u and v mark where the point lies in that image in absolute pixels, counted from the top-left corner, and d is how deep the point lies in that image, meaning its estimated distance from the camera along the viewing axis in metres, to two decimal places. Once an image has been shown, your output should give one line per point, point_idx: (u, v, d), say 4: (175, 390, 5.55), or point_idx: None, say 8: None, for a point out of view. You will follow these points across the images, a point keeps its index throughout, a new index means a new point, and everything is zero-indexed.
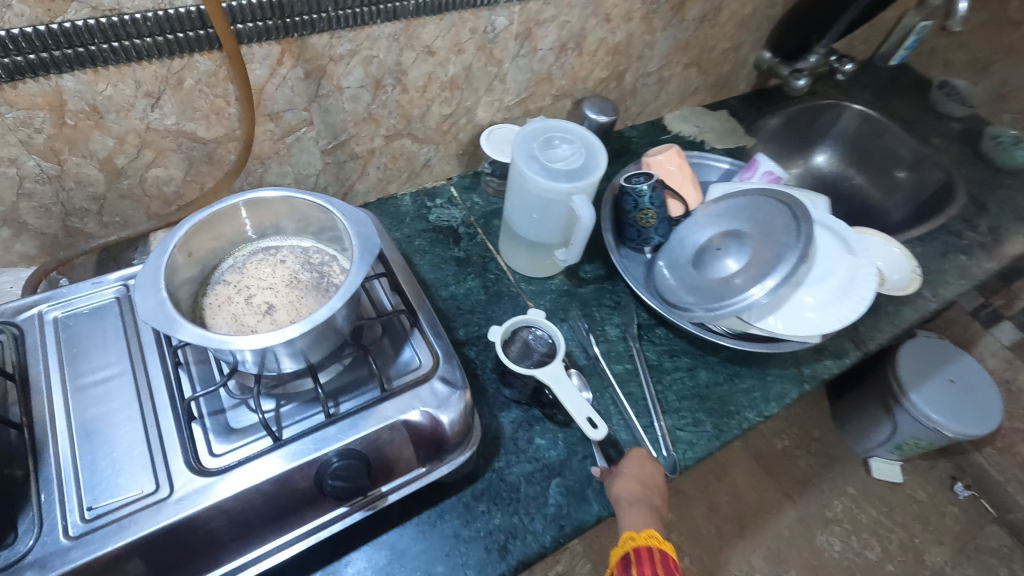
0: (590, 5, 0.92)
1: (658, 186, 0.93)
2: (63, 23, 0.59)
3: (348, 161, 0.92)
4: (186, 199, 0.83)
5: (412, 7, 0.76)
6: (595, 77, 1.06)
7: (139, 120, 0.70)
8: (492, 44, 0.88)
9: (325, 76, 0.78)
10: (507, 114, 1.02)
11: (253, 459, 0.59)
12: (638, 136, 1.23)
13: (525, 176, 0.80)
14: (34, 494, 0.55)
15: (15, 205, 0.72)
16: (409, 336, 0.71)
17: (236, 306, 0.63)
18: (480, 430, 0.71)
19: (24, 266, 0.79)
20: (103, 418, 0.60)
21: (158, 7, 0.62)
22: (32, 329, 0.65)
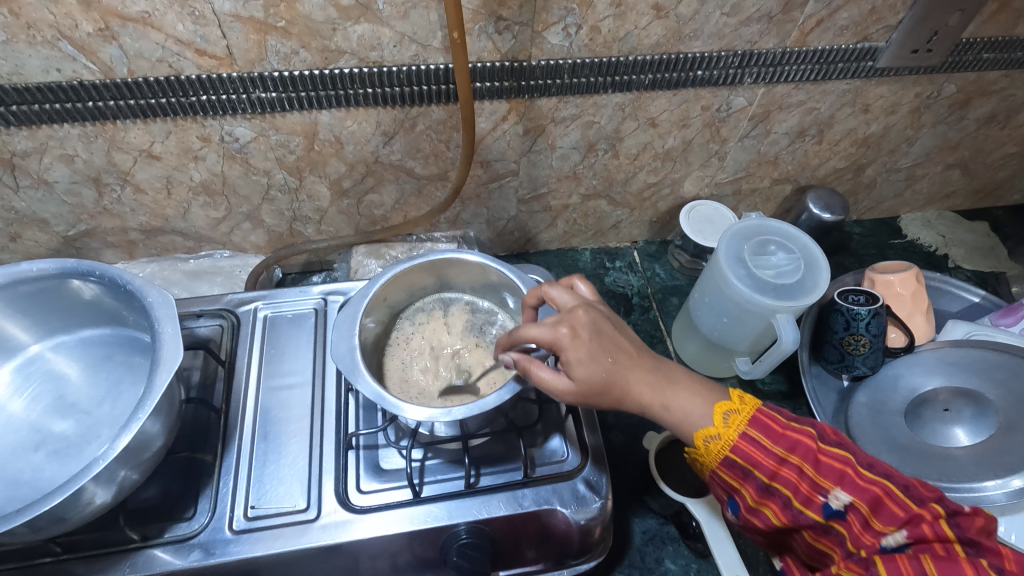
0: (849, 93, 0.80)
1: (882, 313, 0.79)
2: (333, 70, 0.65)
3: (541, 212, 0.91)
4: (391, 222, 0.88)
5: (649, 81, 0.73)
6: (829, 166, 0.93)
7: (371, 153, 0.76)
8: (721, 122, 0.81)
9: (543, 134, 0.78)
10: (715, 190, 0.94)
11: (392, 508, 0.60)
12: (860, 233, 1.07)
13: (726, 279, 0.73)
14: (215, 478, 0.62)
15: (259, 206, 0.81)
16: (562, 422, 0.68)
17: (410, 356, 0.65)
18: (611, 539, 0.67)
19: (254, 253, 0.89)
20: (280, 423, 0.66)
21: (415, 61, 0.66)
22: (246, 321, 0.74)
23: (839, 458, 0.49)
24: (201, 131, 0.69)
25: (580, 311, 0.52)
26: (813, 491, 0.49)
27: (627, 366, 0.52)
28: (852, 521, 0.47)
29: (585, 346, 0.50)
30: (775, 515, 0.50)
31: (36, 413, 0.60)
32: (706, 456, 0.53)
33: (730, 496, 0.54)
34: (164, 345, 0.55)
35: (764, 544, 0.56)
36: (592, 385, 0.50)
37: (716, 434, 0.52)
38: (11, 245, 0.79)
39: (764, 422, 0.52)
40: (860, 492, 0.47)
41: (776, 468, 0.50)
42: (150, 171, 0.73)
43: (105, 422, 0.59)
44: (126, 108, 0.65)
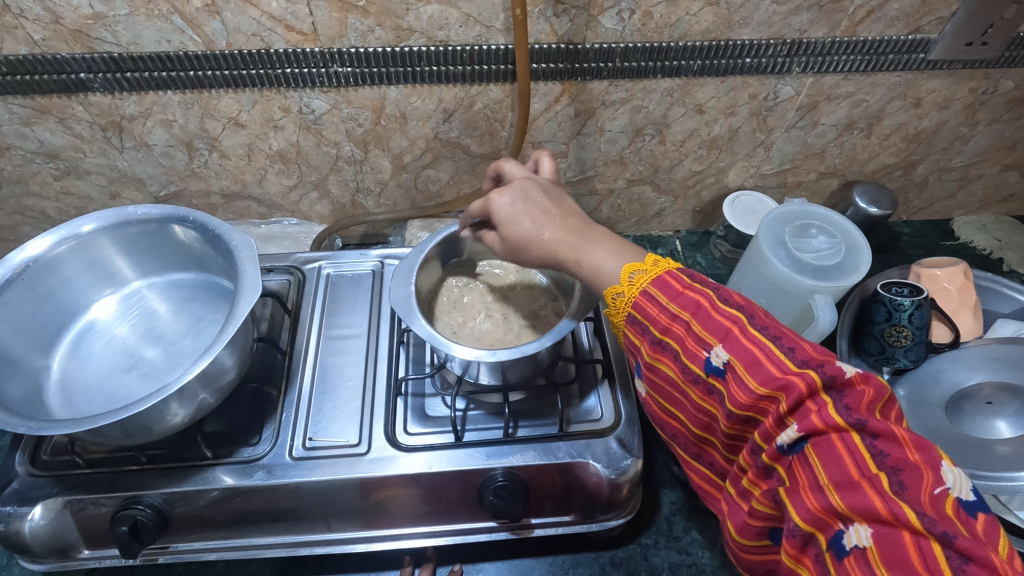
0: (899, 86, 0.81)
1: (926, 305, 0.78)
2: (404, 48, 0.71)
3: (586, 195, 0.95)
4: (445, 199, 0.93)
5: (698, 67, 0.76)
6: (879, 162, 0.93)
7: (432, 129, 0.82)
8: (768, 112, 0.83)
9: (592, 117, 0.82)
10: (760, 182, 0.95)
11: (436, 449, 0.65)
12: (910, 233, 1.06)
13: (765, 260, 0.75)
14: (279, 411, 0.68)
15: (327, 177, 0.88)
16: (598, 386, 0.72)
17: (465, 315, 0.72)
18: (639, 499, 0.69)
19: (318, 223, 0.96)
20: (338, 368, 0.72)
21: (477, 42, 0.72)
22: (311, 277, 0.81)
23: (730, 317, 0.47)
24: (282, 102, 0.76)
25: (516, 183, 0.60)
26: (698, 347, 0.48)
27: (553, 226, 0.56)
28: (730, 381, 0.46)
29: (507, 206, 0.58)
30: (670, 372, 0.51)
31: (132, 338, 0.68)
32: (617, 314, 0.53)
33: (636, 359, 0.54)
34: (246, 282, 0.61)
35: (663, 418, 0.55)
36: (515, 241, 0.57)
37: (621, 290, 0.52)
38: (111, 204, 0.89)
39: (665, 281, 0.51)
40: (739, 352, 0.46)
41: (667, 323, 0.49)
42: (236, 138, 0.81)
43: (188, 351, 0.66)
44: (221, 78, 0.73)
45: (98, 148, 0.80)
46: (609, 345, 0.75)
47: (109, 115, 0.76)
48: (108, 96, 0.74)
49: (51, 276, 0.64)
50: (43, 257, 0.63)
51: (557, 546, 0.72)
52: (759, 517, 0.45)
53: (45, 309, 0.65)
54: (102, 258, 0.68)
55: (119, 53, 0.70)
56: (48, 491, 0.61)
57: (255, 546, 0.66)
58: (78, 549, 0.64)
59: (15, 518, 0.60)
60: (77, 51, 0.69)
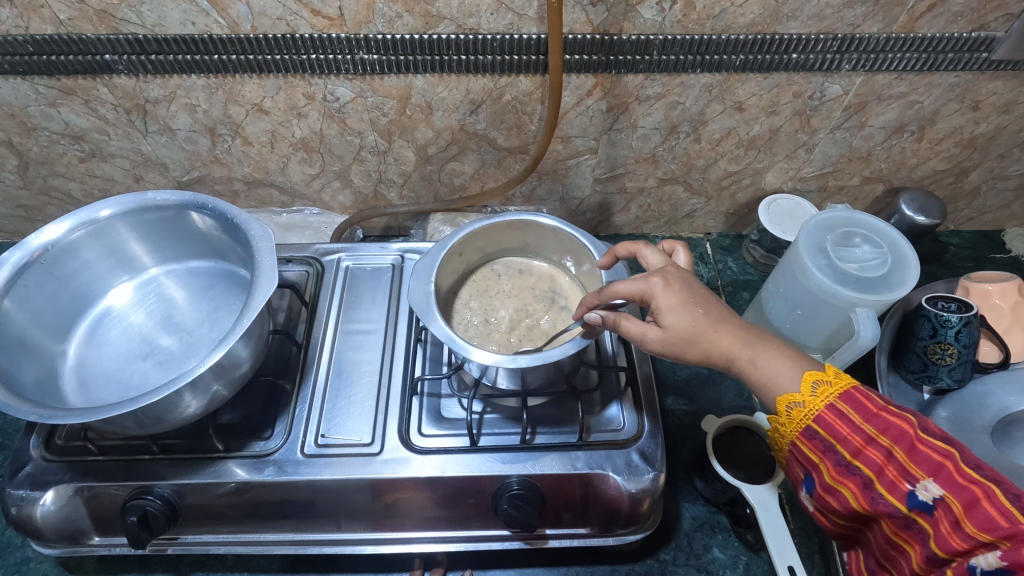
0: (958, 87, 0.76)
1: (975, 322, 0.72)
2: (432, 35, 0.69)
3: (615, 193, 0.91)
4: (469, 192, 0.91)
5: (740, 62, 0.72)
6: (928, 167, 0.88)
7: (458, 120, 0.79)
8: (813, 111, 0.79)
9: (625, 112, 0.78)
10: (799, 185, 0.91)
11: (451, 452, 0.63)
12: (957, 244, 1.00)
13: (805, 268, 0.71)
14: (292, 405, 0.67)
15: (349, 166, 0.86)
16: (620, 393, 0.69)
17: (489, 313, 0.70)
18: (660, 514, 0.66)
19: (340, 213, 0.94)
20: (353, 363, 0.71)
21: (509, 31, 0.69)
22: (330, 269, 0.79)
23: (941, 452, 0.44)
24: (307, 89, 0.74)
25: (671, 268, 0.54)
26: (899, 478, 0.45)
27: (712, 318, 0.52)
28: (940, 519, 0.43)
29: (676, 295, 0.52)
30: (856, 496, 0.47)
31: (148, 326, 0.67)
32: (787, 424, 0.51)
33: (807, 474, 0.51)
34: (262, 273, 0.60)
35: (841, 534, 0.52)
36: (680, 334, 0.51)
37: (801, 400, 0.50)
38: (135, 187, 0.88)
39: (856, 399, 0.49)
40: (954, 488, 0.43)
41: (862, 446, 0.47)
42: (259, 125, 0.79)
43: (204, 341, 0.65)
44: (245, 63, 0.71)
45: (122, 130, 0.79)
46: (634, 351, 0.72)
47: (134, 98, 0.75)
48: (133, 78, 0.73)
49: (69, 260, 0.64)
50: (61, 241, 0.62)
51: (572, 557, 0.70)
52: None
53: (62, 293, 0.64)
54: (120, 244, 0.67)
55: (143, 34, 0.68)
56: (61, 476, 0.61)
57: (264, 541, 0.64)
58: (89, 535, 0.64)
59: (28, 502, 0.60)
60: (102, 32, 0.68)
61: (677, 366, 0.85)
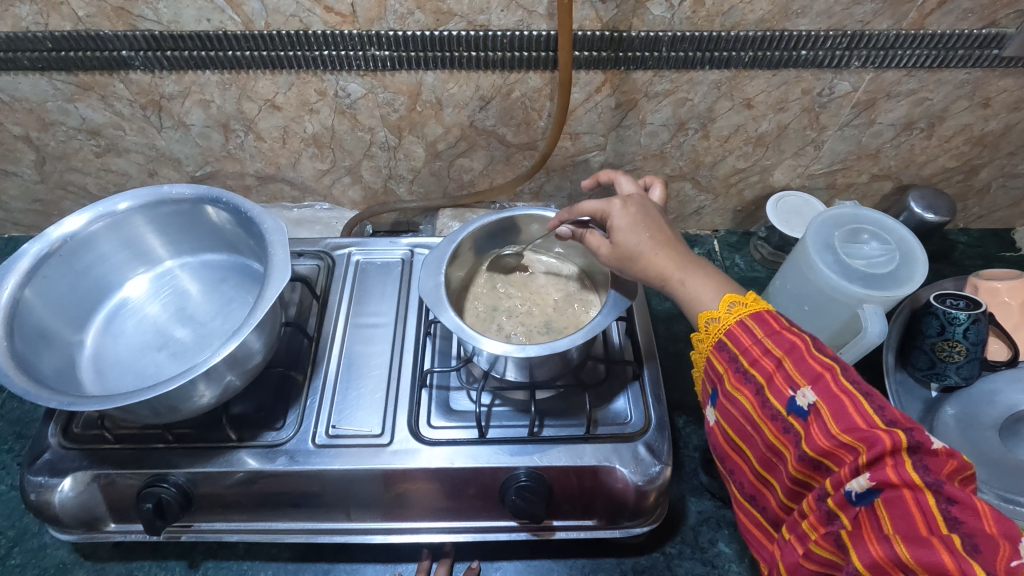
0: (967, 84, 0.76)
1: (983, 320, 0.72)
2: (443, 32, 0.70)
3: (623, 190, 0.91)
4: (477, 188, 0.91)
5: (749, 58, 0.72)
6: (938, 165, 0.88)
7: (467, 117, 0.80)
8: (821, 108, 0.79)
9: (634, 109, 0.79)
10: (807, 182, 0.91)
11: (460, 444, 0.64)
12: (966, 242, 0.99)
13: (812, 265, 0.71)
14: (304, 397, 0.68)
15: (360, 162, 0.87)
16: (628, 388, 0.69)
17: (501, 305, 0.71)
18: (666, 507, 0.67)
19: (350, 209, 0.95)
20: (364, 356, 0.72)
21: (519, 27, 0.70)
22: (340, 263, 0.80)
23: (824, 363, 0.43)
24: (319, 85, 0.75)
25: (636, 196, 0.58)
26: (784, 385, 0.44)
27: (662, 238, 0.54)
28: (812, 424, 0.42)
29: (630, 216, 0.56)
30: (749, 404, 0.46)
31: (163, 317, 0.68)
32: (706, 339, 0.50)
33: (713, 388, 0.50)
34: (276, 266, 0.61)
35: (726, 455, 0.50)
36: (625, 249, 0.55)
37: (718, 315, 0.49)
38: (149, 181, 0.90)
39: (764, 317, 0.47)
40: (829, 397, 0.42)
41: (758, 355, 0.46)
42: (271, 120, 0.80)
43: (217, 333, 0.66)
44: (259, 60, 0.72)
45: (137, 126, 0.81)
46: (641, 346, 0.73)
47: (149, 93, 0.76)
48: (148, 74, 0.74)
49: (87, 252, 0.65)
50: (79, 233, 0.63)
51: (578, 549, 0.70)
52: (813, 560, 0.40)
53: (80, 284, 0.66)
54: (137, 237, 0.68)
55: (159, 31, 0.70)
56: (78, 464, 0.62)
57: (276, 530, 0.66)
58: (104, 522, 0.65)
59: (46, 488, 0.62)
60: (120, 28, 0.69)
61: (684, 361, 0.85)
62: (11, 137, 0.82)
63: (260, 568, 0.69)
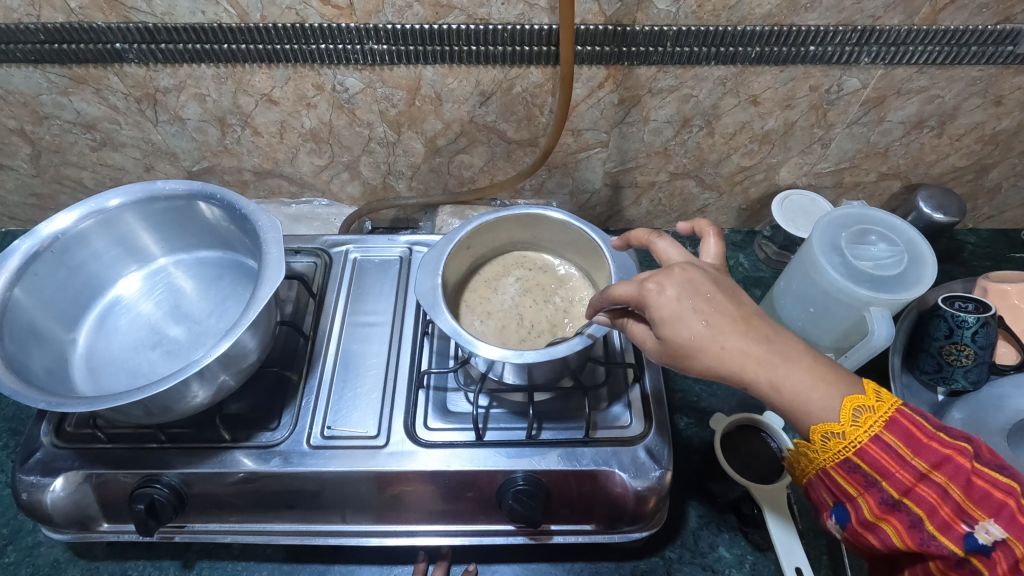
0: (980, 81, 0.74)
1: (993, 323, 0.70)
2: (442, 25, 0.68)
3: (626, 187, 0.90)
4: (478, 184, 0.90)
5: (756, 54, 0.70)
6: (948, 164, 0.86)
7: (467, 112, 0.78)
8: (829, 105, 0.77)
9: (638, 105, 0.77)
10: (814, 181, 0.89)
11: (456, 446, 0.63)
12: (975, 243, 0.98)
13: (818, 266, 0.70)
14: (299, 396, 0.67)
15: (358, 158, 0.85)
16: (628, 390, 0.68)
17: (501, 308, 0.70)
18: (666, 512, 0.66)
19: (348, 205, 0.94)
20: (361, 355, 0.71)
21: (520, 21, 0.68)
22: (338, 261, 0.79)
23: (1001, 487, 0.42)
24: (316, 79, 0.74)
25: (676, 269, 0.48)
26: (955, 518, 0.42)
27: (720, 331, 0.46)
28: (999, 561, 0.41)
29: (672, 301, 0.47)
30: (903, 535, 0.44)
31: (157, 315, 0.67)
32: (824, 454, 0.46)
33: (839, 502, 0.48)
34: (269, 264, 0.59)
35: (870, 553, 0.49)
36: (677, 346, 0.46)
37: (840, 431, 0.45)
38: (146, 176, 0.89)
39: (901, 428, 0.44)
40: (1017, 532, 0.40)
41: (912, 480, 0.44)
42: (268, 115, 0.79)
43: (212, 332, 0.65)
44: (255, 53, 0.71)
45: (133, 120, 0.80)
46: (642, 347, 0.71)
47: (144, 87, 0.75)
48: (143, 67, 0.73)
49: (80, 249, 0.64)
50: (71, 230, 0.62)
51: (576, 553, 0.70)
52: None
53: (72, 282, 0.65)
54: (130, 233, 0.67)
55: (153, 23, 0.68)
56: (70, 463, 0.61)
57: (270, 531, 0.65)
58: (98, 522, 0.65)
59: (38, 488, 0.61)
60: (113, 20, 0.68)
61: None
62: (5, 130, 0.81)
63: (255, 569, 0.69)
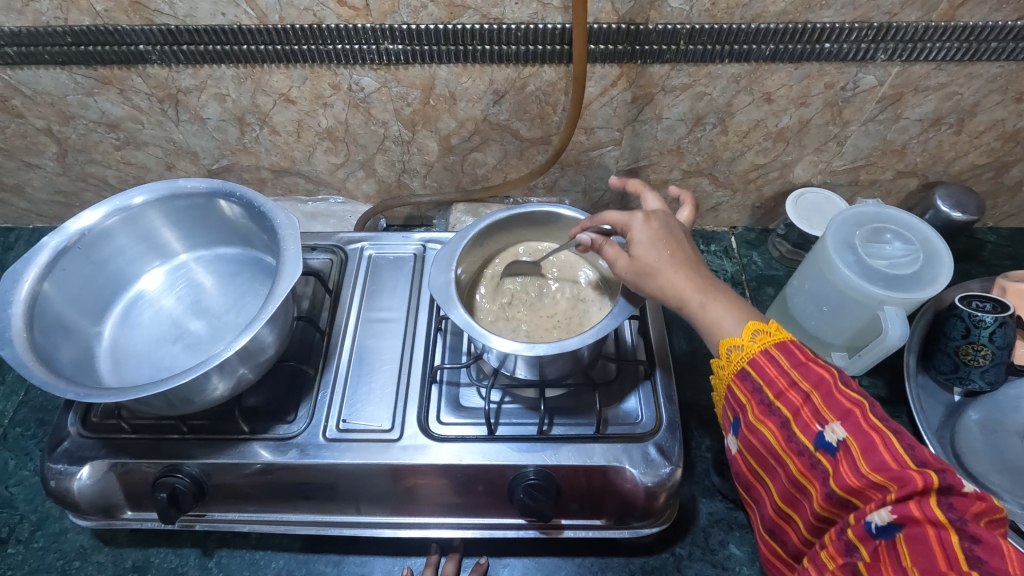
0: (1000, 78, 0.73)
1: (1011, 323, 0.69)
2: (456, 25, 0.69)
3: (639, 185, 0.90)
4: (491, 182, 0.91)
5: (770, 52, 0.70)
6: (967, 162, 0.85)
7: (481, 111, 0.79)
8: (845, 103, 0.77)
9: (651, 103, 0.77)
10: (829, 179, 0.88)
11: (469, 441, 0.64)
12: (995, 241, 0.96)
13: (832, 265, 0.69)
14: (315, 391, 0.68)
15: (373, 156, 0.86)
16: (639, 387, 0.68)
17: (514, 306, 0.70)
18: (676, 507, 0.66)
19: (364, 202, 0.95)
20: (375, 350, 0.72)
21: (533, 20, 0.69)
22: (353, 258, 0.80)
23: (853, 399, 0.44)
24: (332, 79, 0.75)
25: (659, 212, 0.57)
26: (812, 419, 0.45)
27: (676, 258, 0.54)
28: (840, 462, 0.42)
29: (651, 231, 0.55)
30: (772, 439, 0.47)
31: (178, 310, 0.69)
32: (727, 367, 0.50)
33: (735, 416, 0.51)
34: (287, 261, 0.61)
35: (748, 479, 0.51)
36: (645, 263, 0.54)
37: (740, 344, 0.50)
38: (167, 174, 0.91)
39: (789, 347, 0.48)
40: (858, 434, 0.42)
41: (784, 388, 0.46)
42: (286, 114, 0.80)
43: (231, 326, 0.67)
44: (273, 54, 0.72)
45: (155, 119, 0.82)
46: (654, 344, 0.72)
47: (166, 88, 0.77)
48: (165, 68, 0.74)
49: (104, 245, 0.66)
50: (96, 227, 0.64)
51: (587, 547, 0.70)
52: None
53: (97, 277, 0.67)
54: (152, 230, 0.69)
55: (175, 25, 0.70)
56: (96, 452, 0.64)
57: (287, 521, 0.66)
58: (121, 509, 0.67)
59: (65, 476, 0.63)
60: (137, 23, 0.70)
61: (697, 361, 0.84)
62: (33, 130, 0.83)
63: (273, 558, 0.70)
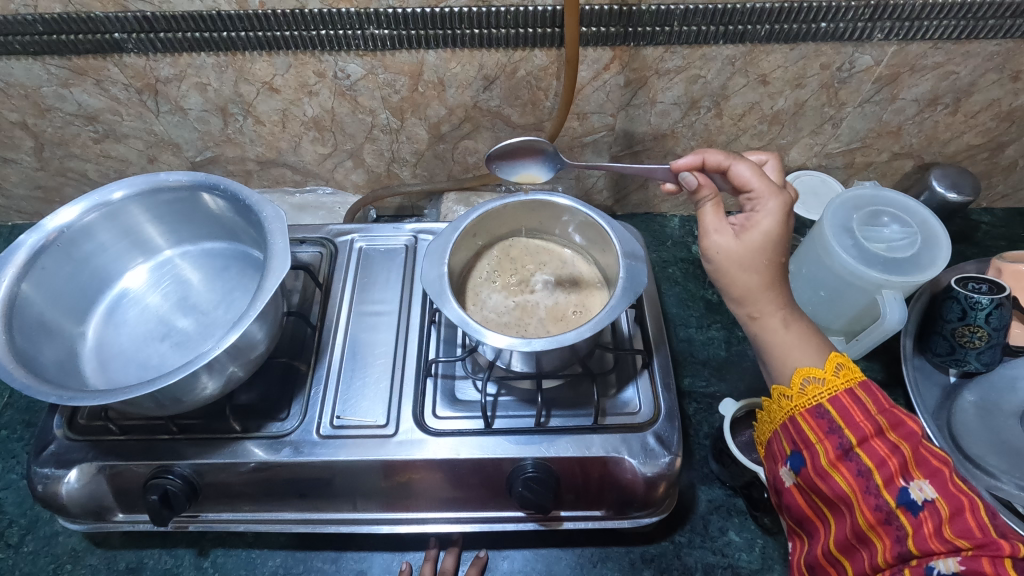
0: (998, 56, 0.72)
1: (1007, 304, 0.69)
2: (444, 8, 0.67)
3: (632, 172, 0.89)
4: (483, 171, 0.89)
5: (765, 32, 0.69)
6: (963, 142, 0.84)
7: (471, 97, 0.77)
8: (841, 84, 0.75)
9: (644, 87, 0.76)
10: (825, 161, 0.88)
11: (466, 434, 0.63)
12: (990, 222, 0.96)
13: (830, 249, 0.69)
14: (308, 386, 0.67)
15: (362, 145, 0.84)
16: (637, 376, 0.68)
17: (508, 297, 0.69)
18: (676, 496, 0.66)
19: (353, 193, 0.93)
20: (368, 344, 0.71)
21: (523, 2, 0.67)
22: (343, 250, 0.79)
23: (940, 459, 0.47)
24: (317, 66, 0.73)
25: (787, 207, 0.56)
26: (896, 472, 0.47)
27: (771, 264, 0.55)
28: (924, 520, 0.44)
29: (782, 222, 0.54)
30: (843, 484, 0.48)
31: (164, 307, 0.67)
32: (800, 398, 0.52)
33: (796, 452, 0.51)
34: (275, 255, 0.59)
35: (799, 517, 0.52)
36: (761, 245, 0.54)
37: (823, 377, 0.51)
38: (149, 168, 0.88)
39: (871, 391, 0.51)
40: (947, 494, 0.45)
41: (868, 434, 0.48)
42: (270, 103, 0.78)
43: (220, 322, 0.65)
44: (255, 40, 0.70)
45: (134, 111, 0.79)
46: (650, 332, 0.71)
47: (145, 77, 0.75)
48: (143, 57, 0.72)
49: (85, 242, 0.64)
50: (75, 224, 0.62)
51: (586, 538, 0.70)
52: None
53: (80, 275, 0.65)
54: (135, 226, 0.67)
55: (151, 12, 0.67)
56: (84, 455, 0.62)
57: (282, 519, 0.66)
58: (113, 512, 0.66)
59: (53, 479, 0.62)
60: (110, 10, 0.67)
61: (694, 349, 0.84)
62: (8, 123, 0.81)
63: (268, 556, 0.70)
